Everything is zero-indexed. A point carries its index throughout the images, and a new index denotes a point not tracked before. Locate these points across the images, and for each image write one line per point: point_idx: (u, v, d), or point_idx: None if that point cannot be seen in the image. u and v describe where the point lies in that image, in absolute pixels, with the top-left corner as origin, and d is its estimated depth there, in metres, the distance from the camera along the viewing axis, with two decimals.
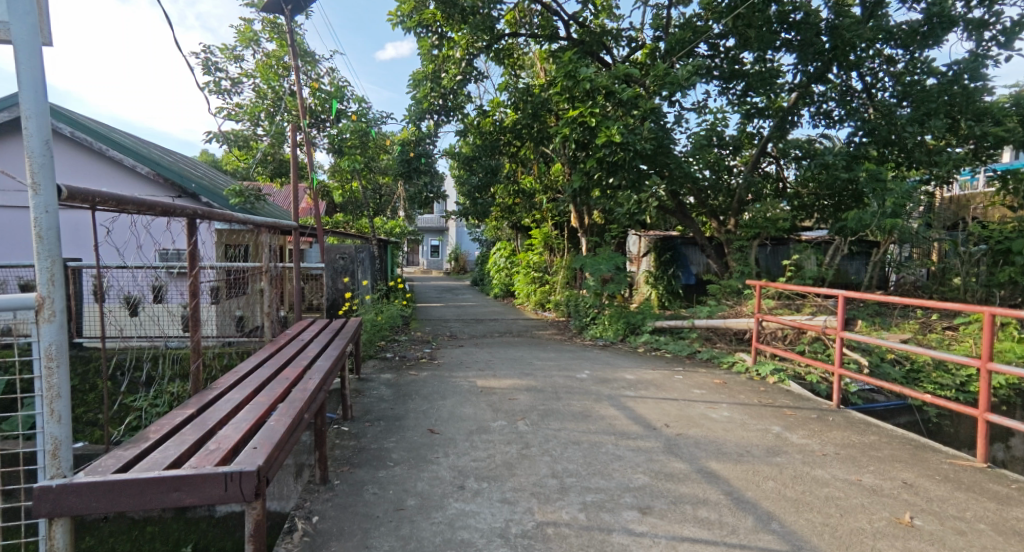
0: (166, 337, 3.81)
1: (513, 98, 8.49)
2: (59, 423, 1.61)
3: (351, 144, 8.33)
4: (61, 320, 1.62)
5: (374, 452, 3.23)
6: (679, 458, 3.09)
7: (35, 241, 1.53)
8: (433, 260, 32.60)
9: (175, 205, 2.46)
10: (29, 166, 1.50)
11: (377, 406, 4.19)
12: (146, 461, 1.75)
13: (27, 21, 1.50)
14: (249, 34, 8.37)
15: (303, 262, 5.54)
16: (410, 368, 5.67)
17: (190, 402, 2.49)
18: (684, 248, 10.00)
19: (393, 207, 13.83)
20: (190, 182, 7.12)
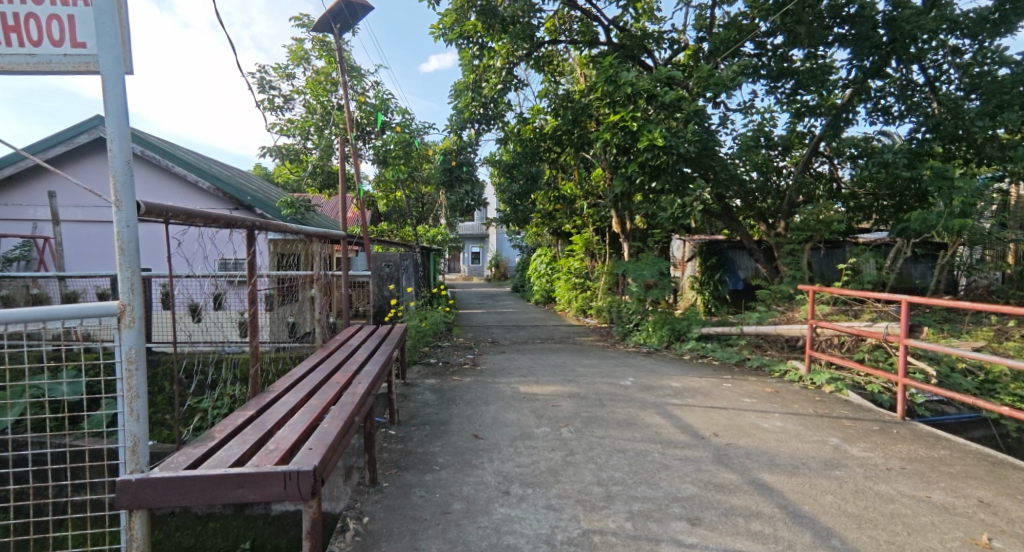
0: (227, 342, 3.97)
1: (553, 105, 8.48)
2: (137, 422, 1.75)
3: (395, 155, 8.57)
4: (140, 326, 1.76)
5: (420, 456, 3.30)
6: (729, 469, 3.00)
7: (118, 253, 1.67)
8: (473, 268, 32.87)
9: (236, 216, 2.61)
10: (113, 185, 1.65)
11: (422, 410, 4.28)
12: (213, 458, 1.86)
13: (113, 54, 1.64)
14: (300, 53, 8.78)
15: (351, 270, 5.72)
16: (454, 374, 5.74)
17: (249, 404, 2.62)
18: (730, 253, 9.66)
19: (434, 215, 14.08)
20: (245, 195, 7.44)
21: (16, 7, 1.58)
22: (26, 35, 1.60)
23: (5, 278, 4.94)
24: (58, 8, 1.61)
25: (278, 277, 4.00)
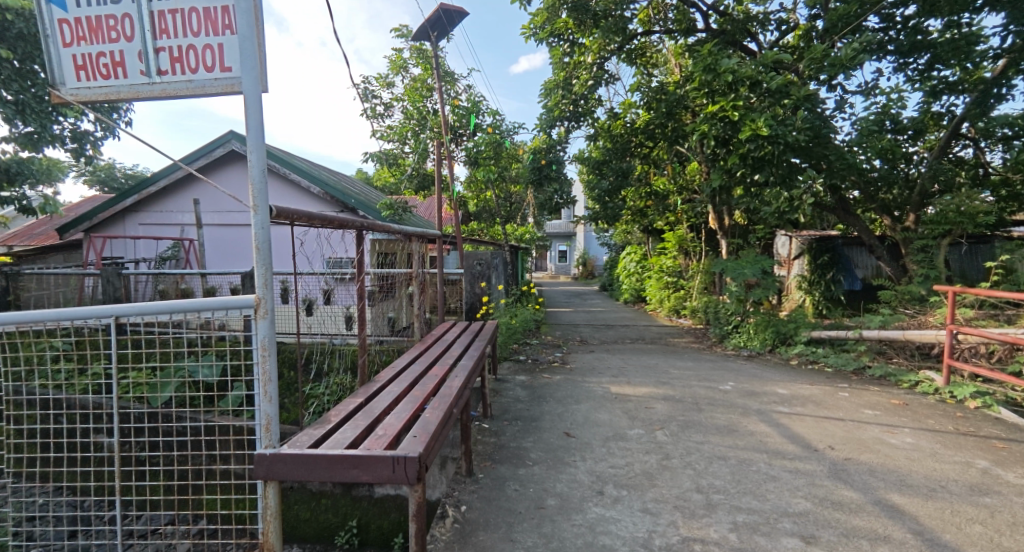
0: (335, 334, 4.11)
1: (646, 98, 8.22)
2: (270, 402, 1.95)
3: (485, 155, 8.78)
4: (273, 317, 1.97)
5: (513, 450, 3.36)
6: (849, 486, 2.74)
7: (255, 252, 1.89)
8: (560, 265, 32.85)
9: (348, 218, 2.83)
10: (252, 192, 1.86)
11: (514, 405, 4.35)
12: (331, 439, 2.03)
13: (252, 76, 1.84)
14: (399, 62, 9.29)
15: (445, 269, 5.94)
16: (544, 371, 5.78)
17: (359, 391, 2.84)
18: (846, 249, 8.92)
19: (522, 213, 14.26)
20: (349, 198, 8.02)
21: (181, 41, 1.87)
22: (186, 64, 1.87)
23: (161, 274, 5.72)
24: (211, 39, 1.86)
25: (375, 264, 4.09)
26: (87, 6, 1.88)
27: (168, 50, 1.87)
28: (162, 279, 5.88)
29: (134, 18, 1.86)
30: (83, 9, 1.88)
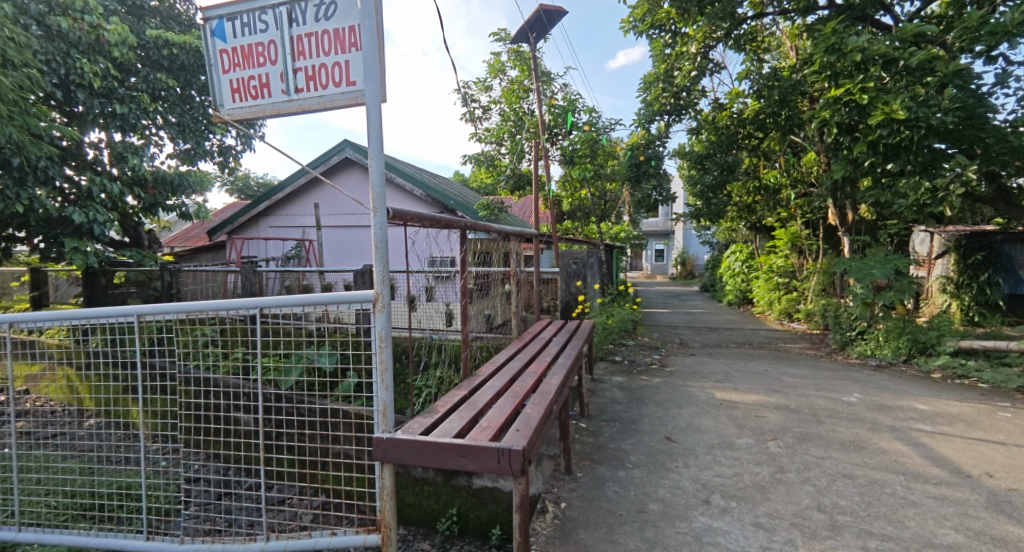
0: (435, 329, 4.28)
1: (756, 86, 7.67)
2: (386, 390, 2.09)
3: (581, 154, 8.70)
4: (389, 310, 2.11)
5: (612, 451, 3.31)
6: (1012, 521, 2.36)
7: (375, 251, 2.04)
8: (658, 264, 31.72)
9: (453, 218, 2.96)
10: (372, 196, 2.02)
11: (612, 406, 4.29)
12: (441, 428, 2.15)
13: (375, 90, 2.00)
14: (497, 66, 9.53)
15: (541, 267, 5.97)
16: (642, 373, 5.63)
17: (463, 384, 2.96)
18: (1007, 247, 7.70)
19: (617, 211, 13.97)
20: (448, 199, 8.37)
21: (315, 61, 2.07)
22: (319, 81, 2.08)
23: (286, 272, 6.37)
24: (340, 57, 2.04)
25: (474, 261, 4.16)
26: (242, 36, 2.16)
27: (304, 70, 2.09)
28: (288, 276, 6.54)
29: (278, 43, 2.11)
30: (239, 39, 2.16)
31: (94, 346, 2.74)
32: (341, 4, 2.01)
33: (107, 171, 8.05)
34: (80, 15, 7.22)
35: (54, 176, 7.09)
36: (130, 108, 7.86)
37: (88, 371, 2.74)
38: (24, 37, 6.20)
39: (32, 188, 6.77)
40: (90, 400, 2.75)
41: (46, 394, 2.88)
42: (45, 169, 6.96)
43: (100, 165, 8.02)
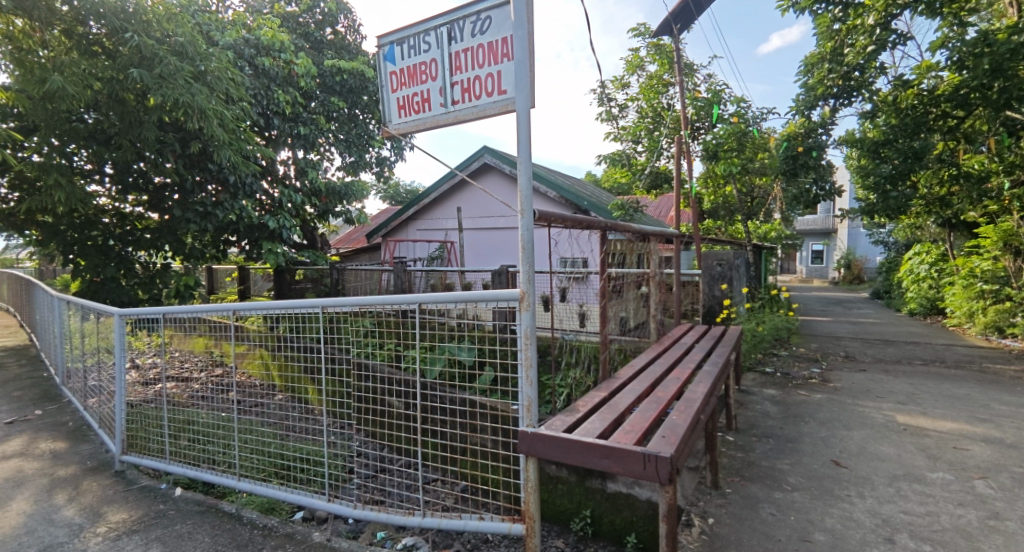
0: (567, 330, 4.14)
1: (957, 56, 6.45)
2: (531, 386, 2.14)
3: (726, 148, 8.10)
4: (534, 309, 2.17)
5: (767, 470, 3.03)
6: None
7: (522, 251, 2.12)
8: (815, 267, 28.25)
9: (595, 219, 2.94)
10: (520, 198, 2.10)
11: (764, 421, 3.92)
12: (583, 427, 2.16)
13: (525, 97, 2.07)
14: (636, 62, 9.28)
15: (682, 268, 5.60)
16: (799, 387, 5.06)
17: (601, 386, 2.94)
18: None
19: (766, 209, 12.75)
20: (582, 201, 8.38)
21: (470, 73, 2.22)
22: (473, 92, 2.21)
23: (431, 272, 6.90)
24: (492, 68, 2.16)
25: (613, 262, 4.02)
26: (408, 58, 2.40)
27: (460, 83, 2.25)
28: (433, 275, 7.05)
29: (438, 61, 2.30)
30: (406, 61, 2.41)
31: (284, 333, 3.19)
32: (495, 18, 2.13)
33: (292, 184, 9.48)
34: (277, 54, 8.63)
35: (255, 190, 8.60)
36: (310, 129, 9.25)
37: (281, 353, 3.21)
38: (240, 77, 7.59)
39: (242, 200, 8.36)
40: (281, 379, 3.22)
41: (249, 371, 3.33)
42: (250, 184, 8.53)
43: (288, 179, 9.48)
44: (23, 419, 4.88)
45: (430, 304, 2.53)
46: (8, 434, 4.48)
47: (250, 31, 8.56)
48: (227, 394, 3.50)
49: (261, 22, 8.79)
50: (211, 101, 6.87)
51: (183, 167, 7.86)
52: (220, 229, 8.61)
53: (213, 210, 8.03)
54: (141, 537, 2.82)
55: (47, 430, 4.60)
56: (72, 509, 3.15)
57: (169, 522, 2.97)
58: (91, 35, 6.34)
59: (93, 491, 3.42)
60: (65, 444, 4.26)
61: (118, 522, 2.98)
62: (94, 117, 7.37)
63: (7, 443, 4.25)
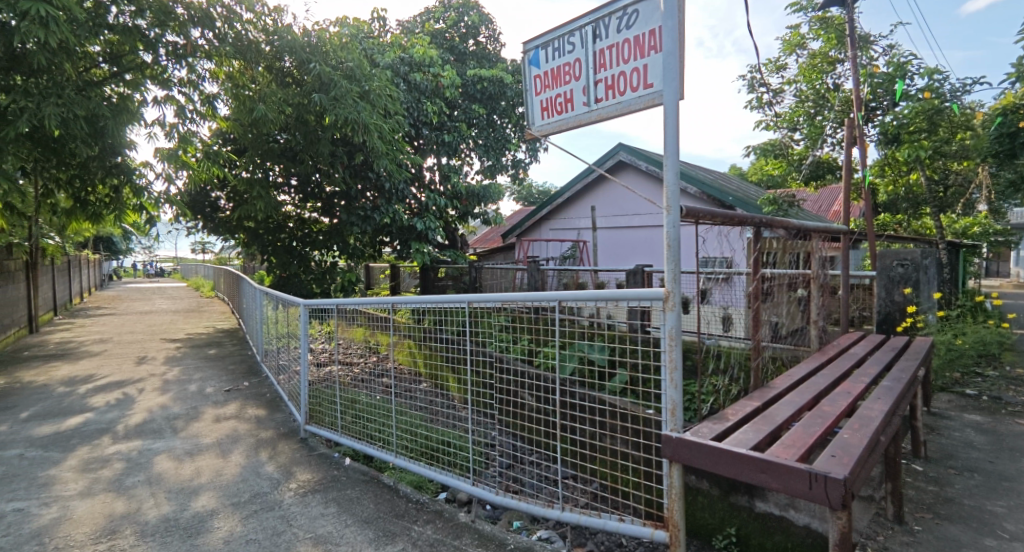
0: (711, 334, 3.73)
1: None
2: (676, 389, 2.02)
3: (912, 129, 6.93)
4: (680, 309, 2.03)
5: (971, 510, 2.55)
6: None
7: (667, 249, 2.03)
8: None
9: (748, 215, 2.72)
10: (666, 194, 2.02)
11: (966, 452, 3.28)
12: (734, 437, 2.02)
13: (673, 88, 1.98)
14: (795, 40, 8.37)
15: (852, 268, 4.89)
16: (1015, 414, 4.15)
17: (753, 395, 2.70)
18: None
19: (966, 199, 10.65)
20: (727, 196, 7.80)
21: (615, 70, 2.19)
22: (618, 88, 2.19)
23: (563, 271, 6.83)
24: (638, 62, 2.11)
25: (765, 262, 3.60)
26: (553, 60, 2.46)
27: (604, 81, 2.24)
28: (565, 274, 7.03)
29: (583, 60, 2.32)
30: (550, 63, 2.48)
31: (432, 325, 3.42)
32: (643, 11, 2.07)
33: (437, 189, 10.24)
34: (427, 69, 9.40)
35: (406, 195, 9.47)
36: (454, 137, 9.90)
37: (429, 344, 3.44)
38: (396, 93, 8.42)
39: (395, 204, 9.26)
40: (427, 369, 3.46)
41: (401, 360, 3.59)
42: (402, 190, 9.41)
43: (434, 185, 10.26)
44: (235, 388, 5.98)
45: (570, 301, 2.52)
46: (226, 400, 5.52)
47: (405, 51, 9.46)
48: (383, 379, 3.82)
49: (415, 41, 9.67)
50: (373, 117, 7.74)
51: (349, 177, 8.97)
52: (377, 230, 9.63)
53: (372, 214, 9.04)
54: (322, 496, 3.28)
55: (251, 399, 5.56)
56: (272, 465, 3.79)
57: (343, 486, 3.41)
58: (284, 69, 7.46)
59: (286, 453, 4.06)
60: (265, 411, 5.12)
61: (305, 481, 3.50)
62: (285, 137, 8.75)
63: (225, 407, 5.23)
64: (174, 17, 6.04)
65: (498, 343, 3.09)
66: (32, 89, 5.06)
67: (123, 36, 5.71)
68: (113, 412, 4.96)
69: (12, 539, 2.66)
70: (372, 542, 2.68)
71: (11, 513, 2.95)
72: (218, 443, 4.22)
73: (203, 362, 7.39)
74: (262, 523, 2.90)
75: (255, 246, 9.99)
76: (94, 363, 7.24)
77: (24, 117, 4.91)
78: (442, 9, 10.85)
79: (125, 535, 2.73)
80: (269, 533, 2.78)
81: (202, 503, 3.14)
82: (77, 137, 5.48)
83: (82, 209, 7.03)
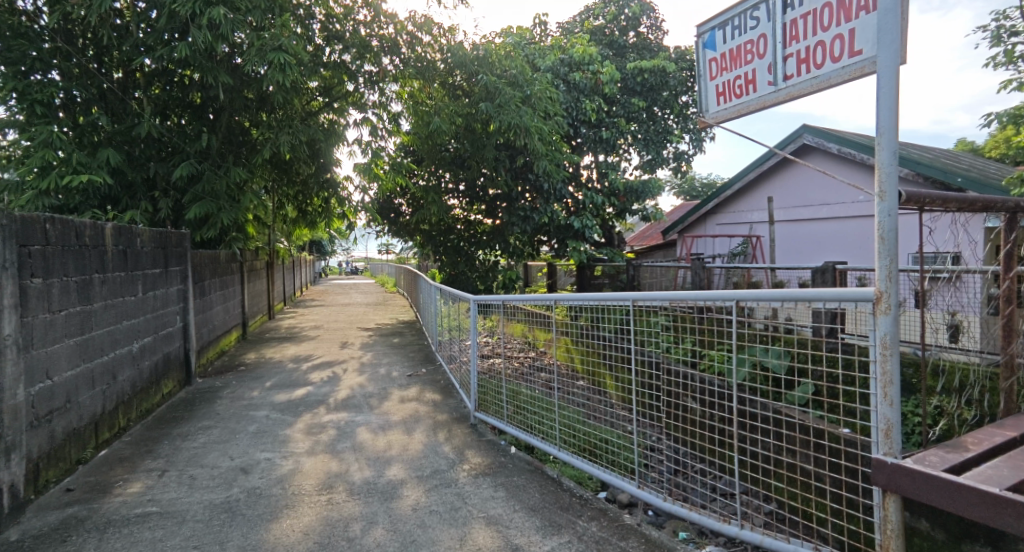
0: (936, 346, 3.06)
1: None
2: (891, 407, 1.62)
3: None
4: (897, 313, 1.62)
5: None
6: None
7: (878, 242, 1.67)
8: None
9: (995, 197, 2.18)
10: (878, 177, 1.69)
11: None
12: (978, 472, 1.65)
13: (891, 48, 1.65)
14: None
15: None
16: None
17: (1004, 424, 2.16)
18: None
19: None
20: (955, 177, 6.42)
21: (811, 40, 1.93)
22: (813, 61, 1.92)
23: (732, 268, 6.23)
24: (843, 27, 1.81)
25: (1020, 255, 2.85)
26: (732, 39, 2.28)
27: (796, 54, 1.99)
28: (735, 272, 6.44)
29: (769, 36, 2.10)
30: (729, 44, 2.30)
31: (590, 323, 3.35)
32: None
33: (594, 186, 10.20)
34: (587, 67, 9.42)
35: (564, 194, 9.64)
36: (612, 133, 9.77)
37: (587, 342, 3.40)
38: (556, 94, 8.66)
39: (553, 204, 9.51)
40: (583, 367, 3.45)
41: (560, 357, 3.61)
42: (561, 190, 9.61)
43: (592, 182, 10.26)
44: (416, 374, 6.71)
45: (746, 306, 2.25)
46: (409, 383, 6.22)
47: (565, 52, 9.62)
48: (541, 374, 3.90)
49: (574, 41, 9.78)
50: (535, 119, 8.07)
51: (511, 179, 9.46)
52: (537, 230, 10.00)
53: (532, 214, 9.46)
54: (492, 479, 3.51)
55: (428, 384, 6.17)
56: (448, 446, 4.16)
57: (510, 473, 3.61)
58: (456, 83, 8.14)
59: (460, 436, 4.43)
60: (440, 396, 5.64)
61: (477, 464, 3.77)
62: (455, 146, 9.56)
63: (408, 390, 5.91)
64: (371, 49, 6.99)
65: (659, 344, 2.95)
66: (273, 122, 6.30)
67: (334, 71, 6.79)
68: (326, 387, 5.93)
69: (264, 481, 3.34)
70: (540, 530, 2.78)
71: (263, 461, 3.70)
72: (404, 421, 4.78)
73: (390, 349, 8.44)
74: (442, 498, 3.19)
75: (429, 247, 11.06)
76: (311, 345, 8.74)
77: (268, 145, 6.16)
78: (601, 5, 10.78)
79: (339, 490, 3.23)
80: (448, 507, 3.05)
81: (394, 473, 3.57)
82: (301, 158, 6.67)
83: (303, 218, 8.53)
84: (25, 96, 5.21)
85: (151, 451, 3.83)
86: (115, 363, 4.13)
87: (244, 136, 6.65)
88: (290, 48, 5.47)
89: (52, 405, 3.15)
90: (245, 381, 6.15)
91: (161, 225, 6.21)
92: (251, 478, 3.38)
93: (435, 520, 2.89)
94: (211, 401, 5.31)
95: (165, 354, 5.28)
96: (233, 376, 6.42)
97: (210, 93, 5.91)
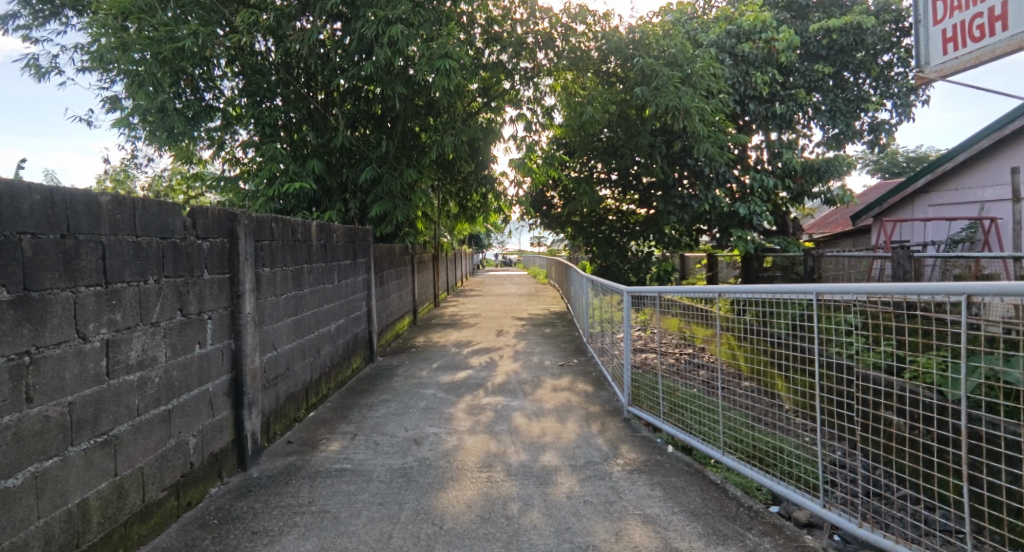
0: None
1: None
2: None
3: None
4: None
5: None
6: None
7: None
8: None
9: None
10: None
11: None
12: None
13: None
14: None
15: None
16: None
17: None
18: None
19: None
20: None
21: None
22: None
23: (954, 256, 5.00)
24: None
25: None
26: None
27: None
28: (955, 262, 5.29)
29: None
30: None
31: (760, 320, 2.99)
32: None
33: (764, 168, 9.20)
34: (759, 35, 8.45)
35: (728, 178, 8.87)
36: (788, 107, 8.68)
37: (754, 340, 3.06)
38: (721, 71, 8.02)
39: (714, 190, 8.83)
40: (750, 367, 3.12)
41: (722, 355, 3.32)
42: (723, 173, 8.86)
43: (761, 164, 9.28)
44: (567, 364, 6.80)
45: (971, 302, 1.80)
46: (561, 373, 6.32)
47: (732, 23, 8.78)
48: (700, 372, 3.63)
49: (743, 9, 8.88)
50: (695, 100, 7.56)
51: (667, 165, 9.01)
52: (695, 219, 9.41)
53: (690, 202, 8.92)
54: (647, 477, 3.38)
55: (580, 375, 6.19)
56: (602, 438, 4.12)
57: (667, 472, 3.45)
58: (611, 70, 7.98)
59: (612, 429, 4.37)
60: (592, 388, 5.62)
61: (631, 459, 3.67)
62: (607, 134, 9.37)
63: (561, 379, 5.99)
64: (526, 46, 7.19)
65: (849, 345, 2.50)
66: (440, 126, 6.86)
67: (493, 71, 7.09)
68: (484, 372, 6.31)
69: (433, 453, 3.67)
70: (703, 537, 2.60)
71: (432, 435, 4.07)
72: (557, 410, 4.87)
73: (543, 339, 8.67)
74: (596, 489, 3.17)
75: (581, 238, 11.10)
76: (471, 332, 9.39)
77: (435, 146, 6.73)
78: None
79: (497, 470, 3.42)
80: (603, 500, 3.02)
81: (548, 459, 3.66)
82: (463, 157, 7.17)
83: (465, 213, 9.08)
84: (259, 121, 6.46)
85: (345, 417, 4.47)
86: (319, 339, 4.89)
87: (415, 141, 7.27)
88: (454, 55, 5.85)
89: (277, 373, 3.85)
90: (416, 361, 6.88)
91: (351, 222, 7.16)
92: (423, 450, 3.74)
93: (589, 510, 2.88)
94: (389, 377, 6.01)
95: (354, 334, 6.11)
96: (406, 356, 7.20)
97: (389, 104, 6.62)
